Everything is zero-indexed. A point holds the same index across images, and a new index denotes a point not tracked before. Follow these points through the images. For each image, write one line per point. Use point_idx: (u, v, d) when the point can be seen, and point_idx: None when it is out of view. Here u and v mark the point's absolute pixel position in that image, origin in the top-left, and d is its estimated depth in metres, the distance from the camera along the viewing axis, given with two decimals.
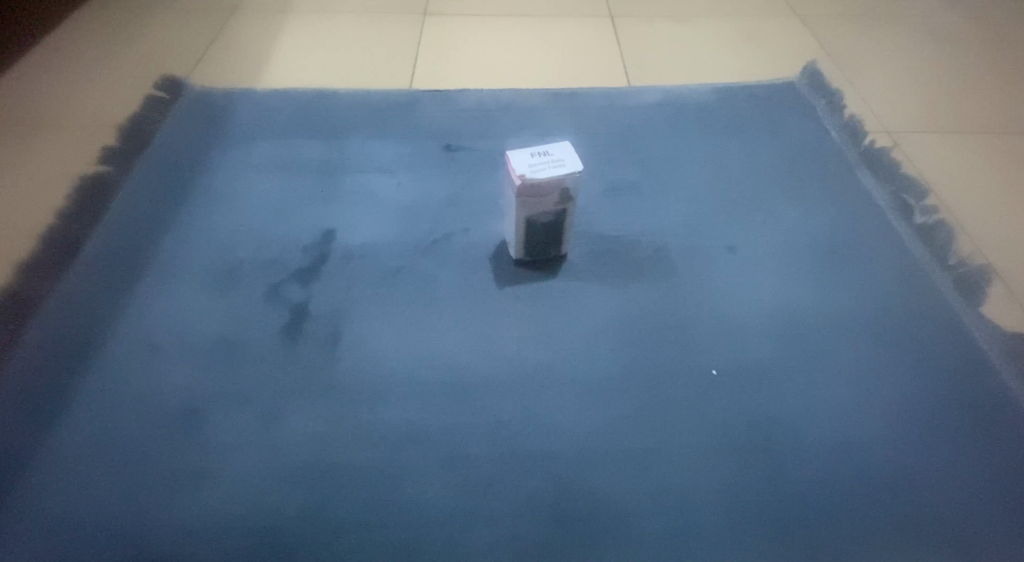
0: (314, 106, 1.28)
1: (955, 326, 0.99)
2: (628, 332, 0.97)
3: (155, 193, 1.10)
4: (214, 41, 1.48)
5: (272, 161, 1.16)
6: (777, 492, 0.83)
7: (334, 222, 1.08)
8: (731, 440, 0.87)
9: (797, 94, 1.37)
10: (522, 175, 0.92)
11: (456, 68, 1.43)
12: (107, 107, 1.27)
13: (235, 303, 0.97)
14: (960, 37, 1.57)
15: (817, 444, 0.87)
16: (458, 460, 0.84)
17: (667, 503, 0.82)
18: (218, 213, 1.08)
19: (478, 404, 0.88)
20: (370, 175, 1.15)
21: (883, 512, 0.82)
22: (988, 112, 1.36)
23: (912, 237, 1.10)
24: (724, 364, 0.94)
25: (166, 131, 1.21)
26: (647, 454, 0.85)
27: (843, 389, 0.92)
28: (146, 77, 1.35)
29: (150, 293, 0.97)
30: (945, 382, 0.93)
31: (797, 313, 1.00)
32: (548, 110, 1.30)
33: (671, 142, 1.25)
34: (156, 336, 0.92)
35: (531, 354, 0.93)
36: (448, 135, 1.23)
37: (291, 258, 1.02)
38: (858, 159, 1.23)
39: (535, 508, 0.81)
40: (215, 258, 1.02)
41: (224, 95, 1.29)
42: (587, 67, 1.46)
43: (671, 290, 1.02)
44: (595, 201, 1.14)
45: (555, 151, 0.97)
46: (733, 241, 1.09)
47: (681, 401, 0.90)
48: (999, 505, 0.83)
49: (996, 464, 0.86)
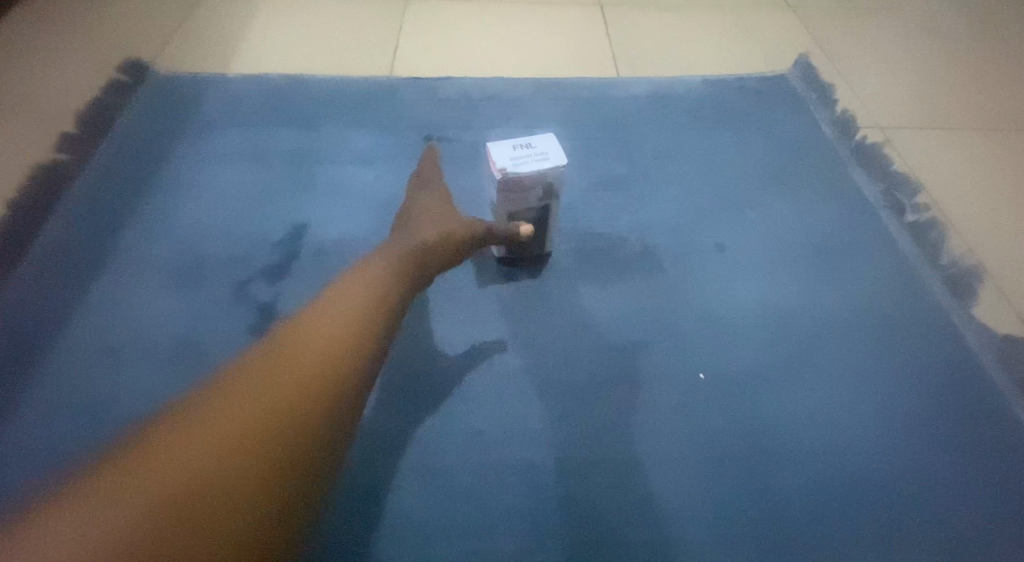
0: (288, 92, 1.22)
1: (947, 329, 0.96)
2: (613, 334, 0.93)
3: (118, 186, 1.05)
4: (185, 21, 1.42)
5: (243, 152, 1.12)
6: (767, 503, 0.80)
7: (307, 216, 1.03)
8: (720, 449, 0.84)
9: (788, 88, 1.33)
10: (503, 169, 0.88)
11: (438, 57, 1.38)
12: (65, 89, 1.20)
13: (200, 302, 0.92)
14: (952, 32, 1.54)
15: (806, 452, 0.84)
16: (434, 471, 0.81)
17: (655, 514, 0.79)
18: (185, 205, 1.03)
19: (456, 410, 0.86)
20: (346, 166, 1.11)
21: (874, 523, 0.80)
22: (981, 108, 1.33)
23: (904, 236, 1.07)
24: (712, 368, 0.91)
25: (132, 120, 1.15)
26: (631, 463, 0.82)
27: (832, 396, 0.89)
28: (110, 58, 1.28)
29: (109, 292, 0.92)
30: (937, 387, 0.90)
31: (786, 314, 0.97)
32: (534, 102, 1.26)
33: (659, 137, 1.22)
34: (114, 337, 0.88)
35: (511, 357, 0.90)
36: (428, 126, 1.19)
37: (261, 254, 0.98)
38: (850, 155, 1.20)
39: (516, 521, 0.78)
40: (181, 254, 0.97)
41: (193, 80, 1.24)
42: (574, 58, 1.41)
43: (657, 289, 0.99)
44: (581, 197, 1.11)
45: (537, 143, 0.92)
46: (723, 239, 1.06)
47: (667, 406, 0.87)
48: (993, 514, 0.81)
49: (988, 474, 0.84)
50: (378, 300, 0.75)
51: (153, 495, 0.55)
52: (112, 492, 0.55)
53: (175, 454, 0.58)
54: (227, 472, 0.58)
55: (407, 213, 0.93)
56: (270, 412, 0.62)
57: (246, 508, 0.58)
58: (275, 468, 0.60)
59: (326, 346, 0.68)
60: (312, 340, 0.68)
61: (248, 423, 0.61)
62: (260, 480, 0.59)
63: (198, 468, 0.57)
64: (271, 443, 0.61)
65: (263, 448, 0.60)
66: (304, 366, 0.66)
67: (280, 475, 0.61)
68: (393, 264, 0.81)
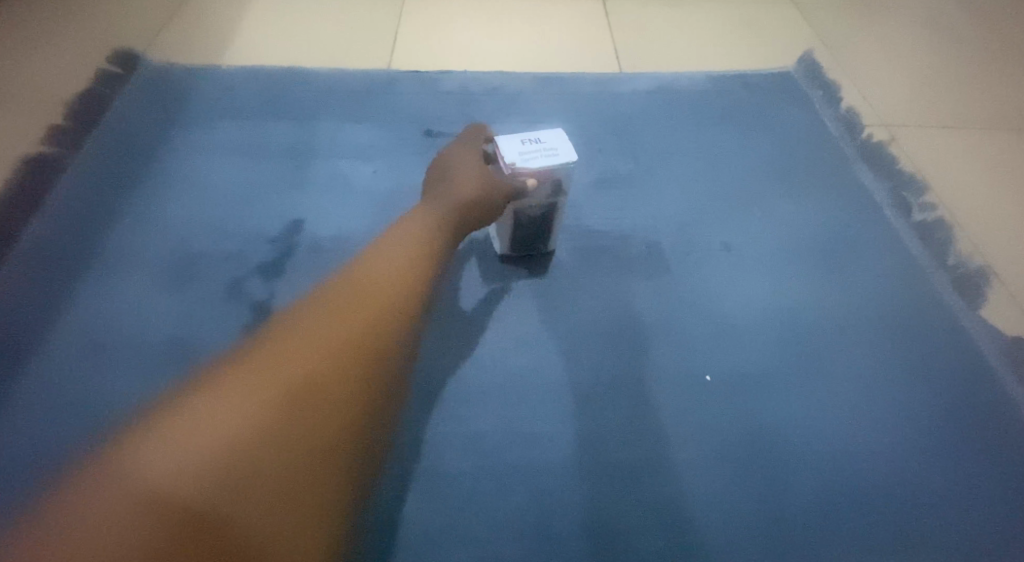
0: (283, 85, 1.20)
1: (956, 330, 0.94)
2: (617, 334, 0.91)
3: (107, 180, 1.02)
4: (178, 11, 1.39)
5: (236, 146, 1.09)
6: (775, 509, 0.78)
7: (302, 212, 1.01)
8: (728, 453, 0.82)
9: (793, 85, 1.31)
10: (511, 164, 0.85)
11: (437, 50, 1.35)
12: (54, 79, 1.17)
13: (192, 299, 0.90)
14: (957, 29, 1.52)
15: (815, 456, 0.82)
16: (432, 477, 0.78)
17: (660, 520, 0.77)
18: (177, 200, 1.01)
19: (455, 413, 0.83)
20: (344, 161, 1.08)
21: (884, 530, 0.77)
22: (986, 106, 1.31)
23: (911, 236, 1.05)
24: (719, 369, 0.88)
25: (123, 113, 1.12)
26: (636, 467, 0.80)
27: (842, 399, 0.87)
28: (100, 48, 1.25)
29: (98, 289, 0.90)
30: (947, 390, 0.88)
31: (795, 315, 0.95)
32: (535, 97, 1.23)
33: (663, 133, 1.19)
34: (103, 336, 0.85)
35: (512, 358, 0.88)
36: (427, 120, 1.16)
37: (256, 250, 0.96)
38: (855, 153, 1.18)
39: (516, 530, 0.75)
40: (172, 251, 0.95)
41: (186, 72, 1.21)
42: (575, 53, 1.39)
43: (662, 288, 0.96)
44: (583, 194, 1.08)
45: (546, 138, 0.88)
46: (728, 238, 1.04)
47: (673, 409, 0.85)
48: (1005, 520, 0.78)
49: (999, 479, 0.81)
50: (428, 252, 0.75)
51: (271, 395, 0.57)
52: (230, 393, 0.56)
53: (281, 362, 0.59)
54: (332, 376, 0.60)
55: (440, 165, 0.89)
56: (365, 325, 0.64)
57: (350, 408, 0.60)
58: (372, 374, 0.62)
59: (401, 275, 0.70)
60: (387, 269, 0.70)
61: (345, 334, 0.62)
62: (359, 385, 0.61)
63: (306, 374, 0.59)
64: (367, 355, 0.62)
65: (361, 358, 0.62)
66: (385, 288, 0.68)
67: (378, 381, 0.63)
68: (431, 221, 0.80)
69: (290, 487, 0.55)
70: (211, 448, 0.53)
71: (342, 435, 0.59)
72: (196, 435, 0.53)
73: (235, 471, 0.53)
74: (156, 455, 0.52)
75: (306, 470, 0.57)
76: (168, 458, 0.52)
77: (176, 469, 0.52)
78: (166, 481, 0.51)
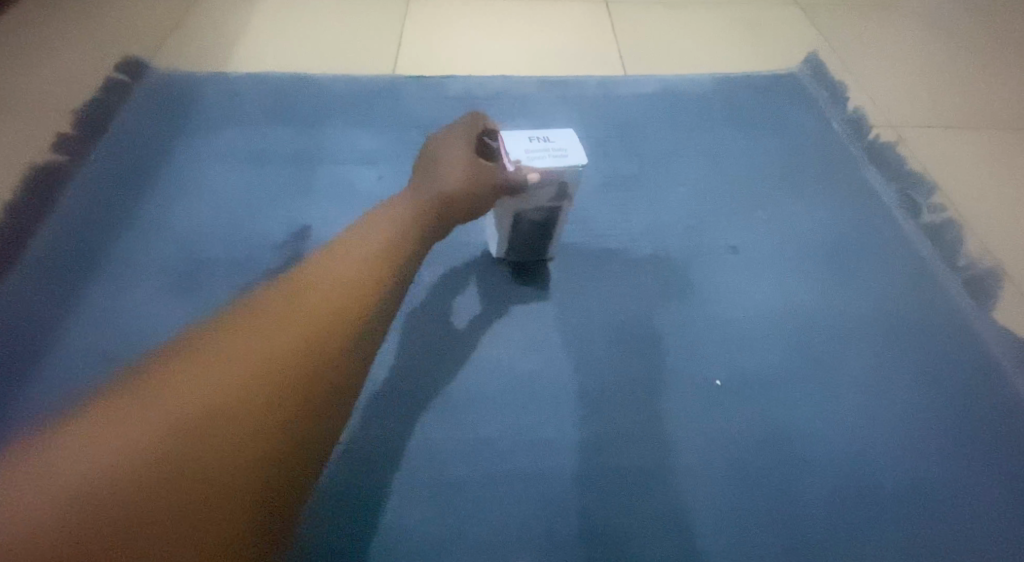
0: (289, 91, 1.20)
1: (966, 333, 0.93)
2: (625, 339, 0.90)
3: (114, 187, 1.02)
4: (183, 18, 1.39)
5: (242, 152, 1.09)
6: (787, 514, 0.78)
7: (308, 218, 1.01)
8: (738, 458, 0.81)
9: (798, 86, 1.30)
10: (516, 161, 0.81)
11: (441, 55, 1.35)
12: (61, 87, 1.17)
13: (198, 306, 0.90)
14: (962, 29, 1.51)
15: (826, 461, 0.81)
16: (440, 483, 0.78)
17: (670, 526, 0.76)
18: (183, 207, 1.01)
19: (463, 419, 0.83)
20: (349, 167, 1.08)
21: (897, 535, 0.77)
22: (993, 106, 1.30)
23: (920, 237, 1.05)
24: (728, 374, 0.88)
25: (129, 120, 1.13)
26: (645, 472, 0.80)
27: (852, 403, 0.86)
28: (107, 56, 1.26)
29: (105, 296, 0.90)
30: (958, 393, 0.88)
31: (803, 318, 0.94)
32: (539, 101, 1.23)
33: (668, 135, 1.19)
34: (111, 344, 0.85)
35: (519, 364, 0.87)
36: (432, 125, 1.16)
37: (262, 256, 0.95)
38: (862, 154, 1.17)
39: (525, 536, 0.75)
40: (179, 258, 0.95)
41: (191, 79, 1.21)
42: (580, 56, 1.39)
43: (669, 292, 0.96)
44: (589, 197, 1.08)
45: (556, 138, 0.85)
46: (735, 240, 1.03)
47: (682, 414, 0.84)
48: (1019, 525, 0.78)
49: (1013, 483, 0.81)
50: (408, 237, 0.70)
51: (215, 386, 0.51)
52: (172, 380, 0.50)
53: (235, 346, 0.54)
54: (275, 379, 0.53)
55: (432, 151, 0.83)
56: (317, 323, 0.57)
57: (293, 416, 0.54)
58: (330, 361, 0.57)
59: (375, 262, 0.65)
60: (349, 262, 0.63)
61: (309, 322, 0.57)
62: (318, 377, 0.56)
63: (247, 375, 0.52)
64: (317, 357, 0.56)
65: (311, 359, 0.56)
66: (353, 273, 0.62)
67: (328, 384, 0.56)
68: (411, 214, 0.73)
69: (217, 503, 0.49)
70: (140, 450, 0.47)
71: (291, 441, 0.53)
72: (112, 445, 0.47)
73: (156, 486, 0.47)
74: (66, 467, 0.46)
75: (238, 484, 0.50)
76: (79, 471, 0.46)
77: (86, 485, 0.46)
78: (74, 496, 0.45)
